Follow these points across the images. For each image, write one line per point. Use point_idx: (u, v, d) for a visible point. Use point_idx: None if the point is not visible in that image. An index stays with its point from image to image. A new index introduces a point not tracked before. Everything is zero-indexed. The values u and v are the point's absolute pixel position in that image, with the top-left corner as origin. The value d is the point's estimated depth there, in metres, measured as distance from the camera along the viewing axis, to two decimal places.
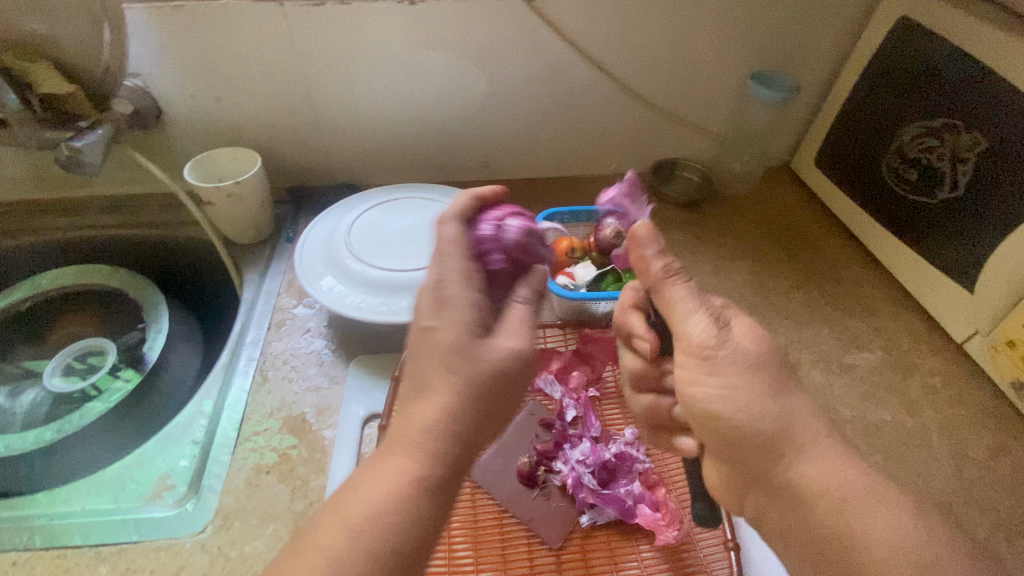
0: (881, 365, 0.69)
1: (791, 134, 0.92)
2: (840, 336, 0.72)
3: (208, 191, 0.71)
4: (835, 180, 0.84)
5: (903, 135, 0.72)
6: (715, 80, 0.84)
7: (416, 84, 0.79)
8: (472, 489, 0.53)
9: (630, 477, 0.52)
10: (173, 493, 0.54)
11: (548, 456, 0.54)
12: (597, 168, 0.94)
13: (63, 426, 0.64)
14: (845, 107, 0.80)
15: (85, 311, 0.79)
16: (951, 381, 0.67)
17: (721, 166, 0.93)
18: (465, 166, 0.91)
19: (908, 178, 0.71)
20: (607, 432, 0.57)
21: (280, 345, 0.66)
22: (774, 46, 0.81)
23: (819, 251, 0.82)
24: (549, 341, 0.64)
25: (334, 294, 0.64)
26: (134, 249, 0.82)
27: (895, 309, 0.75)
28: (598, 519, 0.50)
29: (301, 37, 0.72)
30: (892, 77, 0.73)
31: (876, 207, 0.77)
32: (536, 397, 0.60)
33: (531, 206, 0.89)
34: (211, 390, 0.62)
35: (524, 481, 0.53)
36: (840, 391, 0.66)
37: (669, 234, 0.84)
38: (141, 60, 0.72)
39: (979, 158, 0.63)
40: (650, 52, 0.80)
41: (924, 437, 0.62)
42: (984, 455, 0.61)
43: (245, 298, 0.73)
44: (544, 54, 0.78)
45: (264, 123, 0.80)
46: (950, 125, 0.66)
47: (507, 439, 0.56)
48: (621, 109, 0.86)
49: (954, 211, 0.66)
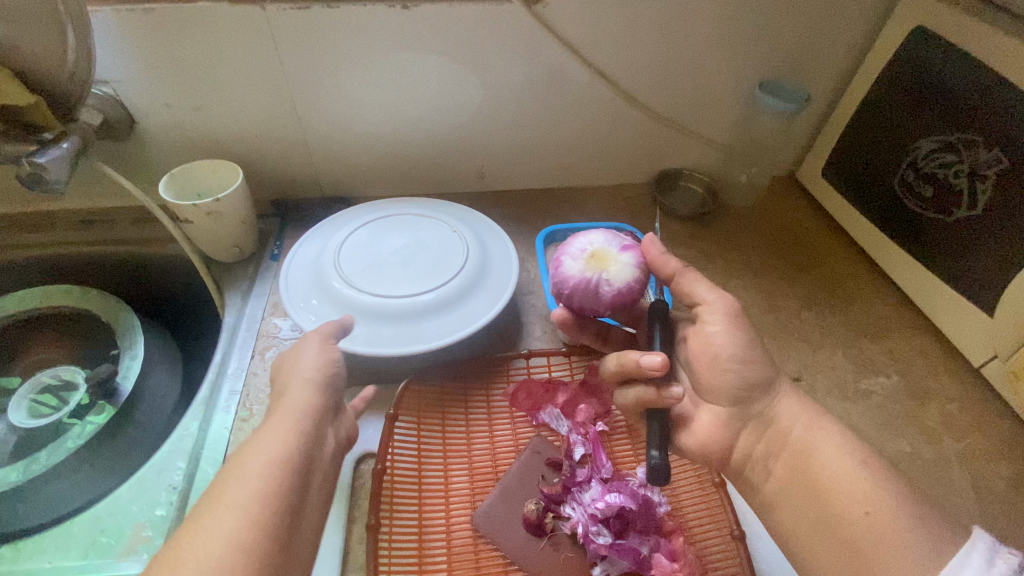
0: (898, 391, 0.66)
1: (798, 144, 0.89)
2: (854, 359, 0.69)
3: (184, 208, 0.66)
4: (844, 193, 0.81)
5: (917, 149, 0.69)
6: (721, 90, 0.81)
7: (408, 93, 0.75)
8: (476, 538, 0.49)
9: (644, 524, 0.49)
10: (149, 546, 0.50)
11: (555, 501, 0.50)
12: (599, 179, 0.90)
13: (29, 466, 0.60)
14: (855, 118, 0.77)
15: (51, 336, 0.73)
16: (968, 408, 0.65)
17: (727, 177, 0.90)
18: (461, 177, 0.87)
19: (922, 194, 0.69)
20: (618, 472, 0.53)
21: (264, 377, 0.61)
22: (782, 54, 0.78)
23: (829, 267, 0.80)
24: (554, 370, 0.60)
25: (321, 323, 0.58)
26: (107, 268, 0.77)
27: (909, 329, 0.72)
28: (612, 571, 0.47)
29: (284, 42, 0.67)
30: (906, 88, 0.70)
31: (888, 223, 0.74)
32: (541, 433, 0.56)
33: (531, 220, 0.86)
34: (189, 428, 0.57)
35: (532, 530, 0.49)
36: (856, 420, 0.63)
37: (674, 250, 0.81)
38: (110, 66, 0.67)
39: (1000, 176, 0.60)
40: (654, 59, 0.76)
41: (945, 468, 0.60)
42: (1006, 488, 0.58)
43: (227, 322, 0.68)
44: (543, 60, 0.74)
45: (245, 134, 0.75)
46: (967, 140, 0.63)
47: (512, 481, 0.52)
48: (623, 119, 0.82)
49: (972, 232, 0.63)
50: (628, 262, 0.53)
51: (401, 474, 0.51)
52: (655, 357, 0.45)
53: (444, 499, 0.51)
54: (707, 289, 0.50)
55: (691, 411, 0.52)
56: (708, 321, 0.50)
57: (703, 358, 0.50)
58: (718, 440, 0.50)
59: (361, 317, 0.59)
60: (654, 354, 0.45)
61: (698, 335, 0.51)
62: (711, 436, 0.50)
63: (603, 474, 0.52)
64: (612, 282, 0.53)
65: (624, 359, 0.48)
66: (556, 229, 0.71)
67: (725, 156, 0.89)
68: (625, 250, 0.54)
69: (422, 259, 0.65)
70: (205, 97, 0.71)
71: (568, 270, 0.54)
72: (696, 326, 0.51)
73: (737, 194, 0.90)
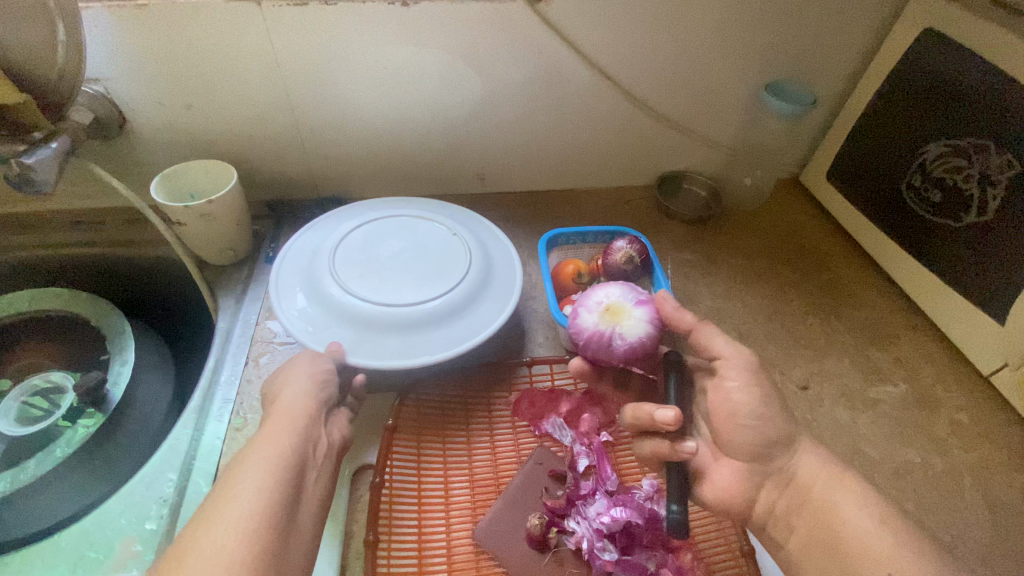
0: (906, 399, 0.65)
1: (803, 146, 0.88)
2: (861, 367, 0.68)
3: (177, 210, 0.64)
4: (849, 197, 0.80)
5: (926, 153, 0.68)
6: (726, 91, 0.79)
7: (408, 92, 0.73)
8: (477, 554, 0.48)
9: (651, 539, 0.48)
10: (139, 563, 0.48)
11: (559, 515, 0.49)
12: (601, 181, 0.89)
13: (17, 476, 0.57)
14: (862, 121, 0.76)
15: (42, 340, 0.71)
16: (977, 417, 0.64)
17: (730, 180, 0.89)
18: (460, 178, 0.85)
19: (931, 199, 0.67)
20: (623, 485, 0.52)
21: (258, 385, 0.59)
22: (788, 56, 0.77)
23: (834, 272, 0.79)
24: (557, 379, 0.59)
25: (314, 328, 0.56)
26: (98, 270, 0.75)
27: (916, 336, 0.71)
28: None
29: (281, 39, 0.66)
30: (915, 91, 0.69)
31: (895, 228, 0.73)
32: (544, 444, 0.55)
33: (531, 222, 0.84)
34: (181, 438, 0.56)
35: (535, 545, 0.47)
36: (864, 429, 0.62)
37: (678, 254, 0.80)
38: (100, 63, 0.65)
39: (1013, 182, 0.59)
40: (658, 60, 0.75)
41: (956, 480, 0.59)
42: (1017, 499, 0.57)
43: (220, 327, 0.66)
44: (545, 60, 0.73)
45: (241, 133, 0.74)
46: (978, 144, 0.62)
47: (514, 494, 0.51)
48: (626, 120, 0.81)
49: (982, 238, 0.62)
50: (642, 317, 0.50)
51: (400, 487, 0.50)
52: (668, 411, 0.43)
53: (444, 513, 0.50)
54: (724, 343, 0.48)
55: (710, 465, 0.49)
56: (728, 376, 0.48)
57: (720, 413, 0.48)
58: (734, 474, 0.48)
59: (354, 322, 0.57)
60: (667, 409, 0.43)
61: (717, 390, 0.49)
62: (729, 475, 0.48)
63: (608, 486, 0.50)
64: (625, 337, 0.49)
65: (638, 413, 0.46)
66: (557, 232, 0.69)
67: (729, 158, 0.87)
68: (640, 303, 0.51)
69: (420, 267, 0.62)
70: (199, 96, 0.69)
71: (582, 323, 0.51)
72: (715, 380, 0.49)
73: (741, 197, 0.88)
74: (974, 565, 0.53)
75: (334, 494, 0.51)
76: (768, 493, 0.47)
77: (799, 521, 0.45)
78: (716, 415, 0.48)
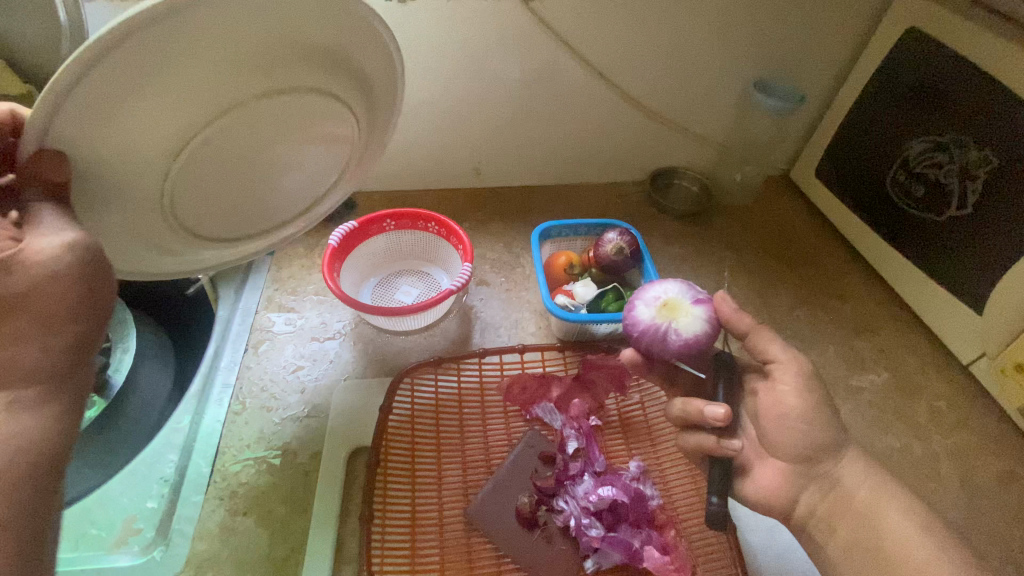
0: (888, 388, 0.67)
1: (792, 143, 0.90)
2: (845, 357, 0.70)
3: None
4: (837, 193, 0.82)
5: (909, 149, 0.70)
6: (716, 88, 0.81)
7: (403, 87, 0.75)
8: (468, 531, 0.49)
9: (636, 517, 0.49)
10: (140, 539, 0.49)
11: (548, 494, 0.51)
12: (594, 176, 0.91)
13: None
14: (848, 118, 0.78)
15: None
16: (957, 405, 0.66)
17: (721, 175, 0.90)
18: (456, 172, 0.87)
19: (914, 193, 0.69)
20: (611, 466, 0.53)
21: (257, 370, 0.61)
22: (776, 53, 0.78)
23: (821, 266, 0.81)
24: (548, 365, 0.60)
25: None
26: None
27: (899, 328, 0.73)
28: (604, 564, 0.47)
29: None
30: (900, 88, 0.70)
31: (881, 222, 0.75)
32: (535, 427, 0.56)
33: (525, 216, 0.86)
34: (182, 421, 0.57)
35: (524, 522, 0.49)
36: (847, 416, 0.64)
37: (668, 247, 0.82)
38: None
39: (991, 176, 0.61)
40: (649, 57, 0.76)
41: (934, 465, 0.60)
42: (992, 483, 0.59)
43: (220, 315, 0.68)
44: (538, 57, 0.74)
45: None
46: (958, 140, 0.64)
47: (505, 474, 0.52)
48: (619, 116, 0.83)
49: (962, 232, 0.64)
50: (700, 316, 0.50)
51: (393, 467, 0.51)
52: (718, 408, 0.44)
53: (437, 492, 0.51)
54: (781, 346, 0.48)
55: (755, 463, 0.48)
56: (779, 379, 0.47)
57: (770, 412, 0.47)
58: (764, 469, 0.48)
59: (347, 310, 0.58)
60: (717, 407, 0.44)
61: (769, 391, 0.48)
62: (774, 474, 0.47)
63: (597, 467, 0.52)
64: (681, 333, 0.50)
65: (688, 407, 0.47)
66: (550, 225, 0.70)
67: (720, 154, 0.89)
68: (697, 302, 0.51)
69: None
70: None
71: (638, 317, 0.52)
72: (767, 383, 0.48)
73: (731, 192, 0.90)
74: None
75: (330, 475, 0.52)
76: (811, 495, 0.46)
77: (798, 512, 0.47)
78: (766, 416, 0.48)
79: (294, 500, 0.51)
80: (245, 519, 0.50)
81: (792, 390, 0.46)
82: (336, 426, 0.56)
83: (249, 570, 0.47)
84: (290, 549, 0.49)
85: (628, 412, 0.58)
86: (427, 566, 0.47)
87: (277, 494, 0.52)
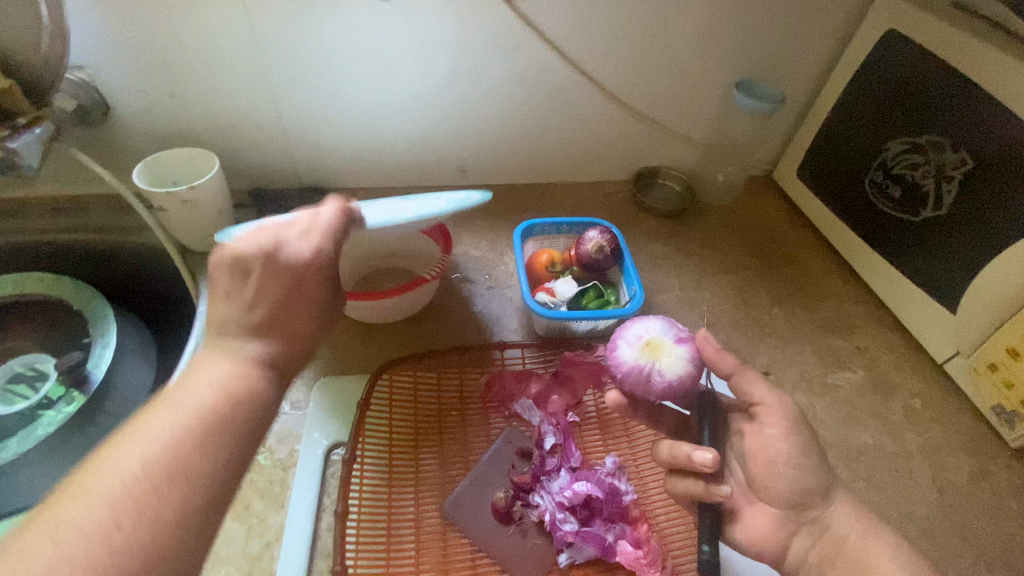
0: (864, 386, 0.68)
1: (775, 143, 0.90)
2: (824, 355, 0.70)
3: (158, 196, 0.65)
4: (817, 193, 0.83)
5: (887, 151, 0.71)
6: (700, 88, 0.82)
7: (388, 84, 0.75)
8: (444, 525, 0.50)
9: (610, 512, 0.50)
10: None
11: (524, 489, 0.51)
12: (578, 175, 0.91)
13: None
14: (828, 120, 0.79)
15: (28, 323, 0.72)
16: (931, 403, 0.67)
17: (705, 175, 0.91)
18: (441, 170, 0.87)
19: (891, 194, 0.70)
20: (587, 461, 0.54)
21: None
22: (758, 55, 0.79)
23: (801, 265, 0.81)
24: (527, 362, 0.60)
25: None
26: (82, 255, 0.76)
27: (877, 327, 0.74)
28: (577, 557, 0.48)
29: (263, 31, 0.67)
30: (877, 90, 0.71)
31: (859, 223, 0.76)
32: (513, 423, 0.57)
33: (509, 214, 0.86)
34: None
35: (500, 517, 0.50)
36: (823, 413, 0.65)
37: (651, 246, 0.82)
38: (84, 51, 0.66)
39: (966, 178, 0.62)
40: (632, 57, 0.77)
41: (907, 462, 0.61)
42: (964, 480, 0.60)
43: (200, 311, 0.68)
44: (523, 55, 0.75)
45: (224, 122, 0.75)
46: (934, 142, 0.65)
47: (482, 470, 0.53)
48: (604, 115, 0.83)
49: (938, 232, 0.65)
50: (682, 356, 0.50)
51: (370, 462, 0.52)
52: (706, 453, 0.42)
53: (414, 488, 0.51)
54: (767, 389, 0.47)
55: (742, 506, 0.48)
56: (765, 423, 0.46)
57: (757, 457, 0.47)
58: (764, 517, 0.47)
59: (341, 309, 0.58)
60: (706, 451, 0.43)
61: (755, 434, 0.47)
62: (762, 518, 0.47)
63: (573, 463, 0.52)
64: (664, 374, 0.50)
65: (674, 451, 0.46)
66: (533, 223, 0.70)
67: (704, 154, 0.90)
68: (679, 341, 0.51)
69: None
70: (182, 85, 0.70)
71: (622, 359, 0.52)
72: (754, 425, 0.48)
73: (714, 192, 0.91)
74: (919, 540, 0.55)
75: (307, 469, 0.52)
76: (802, 541, 0.46)
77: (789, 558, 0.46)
78: (753, 459, 0.47)
79: (271, 495, 0.51)
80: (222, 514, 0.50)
81: (777, 434, 0.46)
82: (313, 422, 0.56)
83: (224, 565, 0.47)
84: (266, 543, 0.49)
85: (605, 408, 0.58)
86: (401, 560, 0.47)
87: (254, 489, 0.52)
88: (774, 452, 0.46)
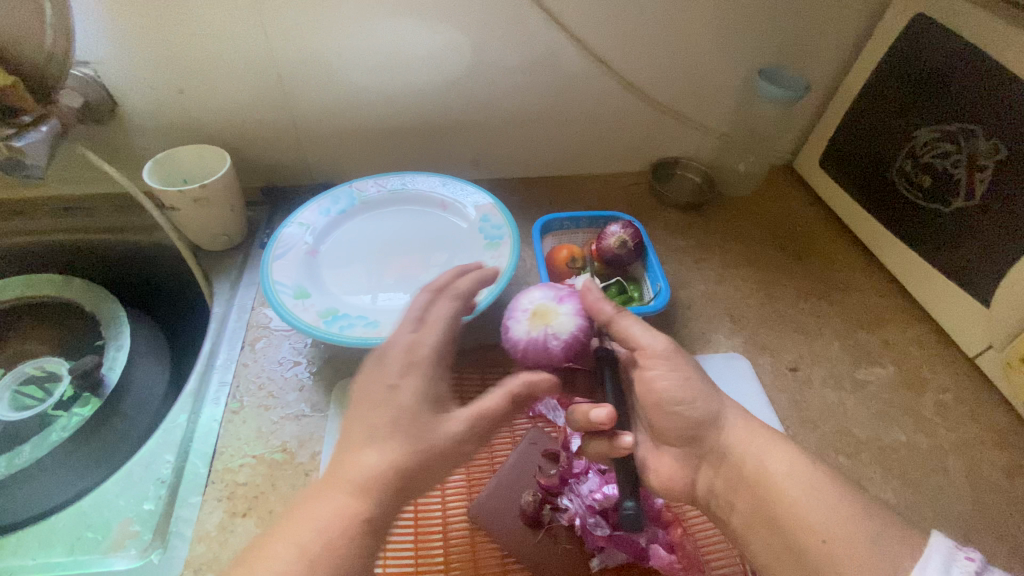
0: (893, 381, 0.66)
1: (796, 133, 0.88)
2: (851, 350, 0.69)
3: (170, 195, 0.64)
4: (842, 184, 0.80)
5: (915, 139, 0.68)
6: (720, 77, 0.79)
7: (401, 76, 0.73)
8: (472, 530, 0.48)
9: (643, 515, 0.49)
10: (136, 542, 0.48)
11: (552, 492, 0.50)
12: (594, 167, 0.89)
13: (12, 460, 0.58)
14: (853, 107, 0.76)
15: (37, 326, 0.71)
16: (962, 398, 0.65)
17: (723, 166, 0.89)
18: (454, 163, 0.85)
19: (920, 184, 0.68)
20: None
21: (253, 369, 0.60)
22: (781, 41, 0.77)
23: (825, 258, 0.80)
24: None
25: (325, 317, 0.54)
26: (92, 256, 0.75)
27: (904, 320, 0.72)
28: (610, 562, 0.47)
29: (273, 22, 0.65)
30: (905, 77, 0.69)
31: (886, 214, 0.74)
32: (538, 424, 0.55)
33: (525, 208, 0.84)
34: (178, 419, 0.56)
35: (529, 521, 0.48)
36: (852, 410, 0.63)
37: (671, 239, 0.80)
38: (91, 47, 0.64)
39: (1000, 166, 0.59)
40: (651, 45, 0.75)
41: (940, 458, 0.60)
42: (1000, 477, 0.59)
43: (215, 312, 0.66)
44: (539, 44, 0.73)
45: (233, 117, 0.73)
46: (966, 130, 0.63)
47: (509, 473, 0.52)
48: (621, 105, 0.81)
49: (971, 222, 0.63)
50: (569, 313, 0.50)
51: None
52: (601, 410, 0.44)
53: (440, 492, 0.50)
54: (641, 330, 0.49)
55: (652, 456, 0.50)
56: (649, 366, 0.49)
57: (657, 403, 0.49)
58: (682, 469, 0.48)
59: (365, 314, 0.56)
60: (601, 407, 0.44)
61: (642, 380, 0.49)
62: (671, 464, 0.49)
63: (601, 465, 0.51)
64: (558, 335, 0.49)
65: (578, 413, 0.47)
66: (551, 218, 0.69)
67: (723, 144, 0.87)
68: (558, 301, 0.51)
69: None
70: (191, 80, 0.69)
71: (516, 334, 0.50)
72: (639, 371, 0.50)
73: (734, 183, 0.89)
74: (956, 540, 0.54)
75: None
76: (706, 474, 0.47)
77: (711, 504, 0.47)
78: (646, 404, 0.49)
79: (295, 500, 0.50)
80: (245, 521, 0.49)
81: (660, 374, 0.48)
82: (336, 425, 0.55)
83: None
84: None
85: None
86: (431, 567, 0.46)
87: (277, 495, 0.51)
88: (664, 392, 0.48)
